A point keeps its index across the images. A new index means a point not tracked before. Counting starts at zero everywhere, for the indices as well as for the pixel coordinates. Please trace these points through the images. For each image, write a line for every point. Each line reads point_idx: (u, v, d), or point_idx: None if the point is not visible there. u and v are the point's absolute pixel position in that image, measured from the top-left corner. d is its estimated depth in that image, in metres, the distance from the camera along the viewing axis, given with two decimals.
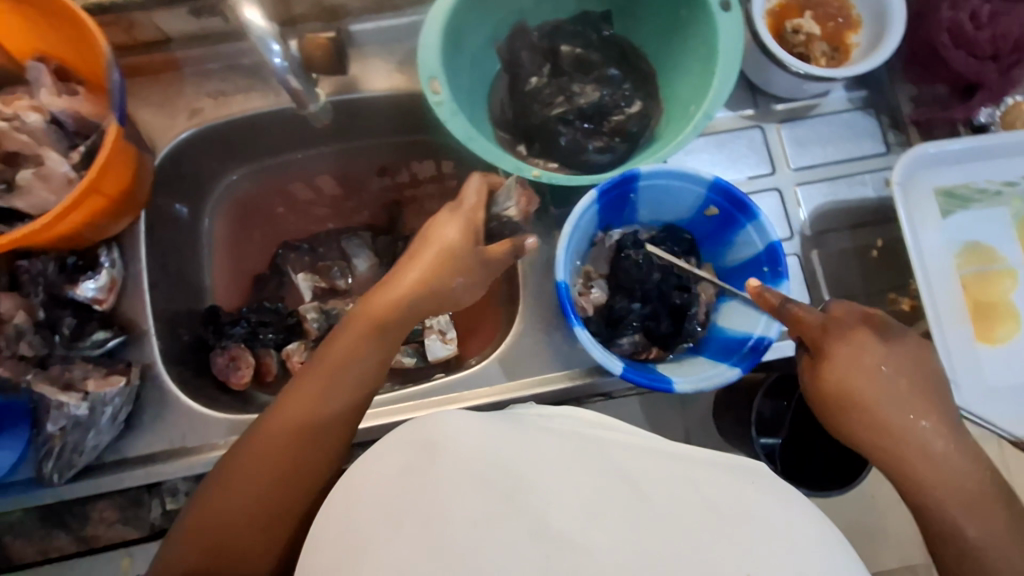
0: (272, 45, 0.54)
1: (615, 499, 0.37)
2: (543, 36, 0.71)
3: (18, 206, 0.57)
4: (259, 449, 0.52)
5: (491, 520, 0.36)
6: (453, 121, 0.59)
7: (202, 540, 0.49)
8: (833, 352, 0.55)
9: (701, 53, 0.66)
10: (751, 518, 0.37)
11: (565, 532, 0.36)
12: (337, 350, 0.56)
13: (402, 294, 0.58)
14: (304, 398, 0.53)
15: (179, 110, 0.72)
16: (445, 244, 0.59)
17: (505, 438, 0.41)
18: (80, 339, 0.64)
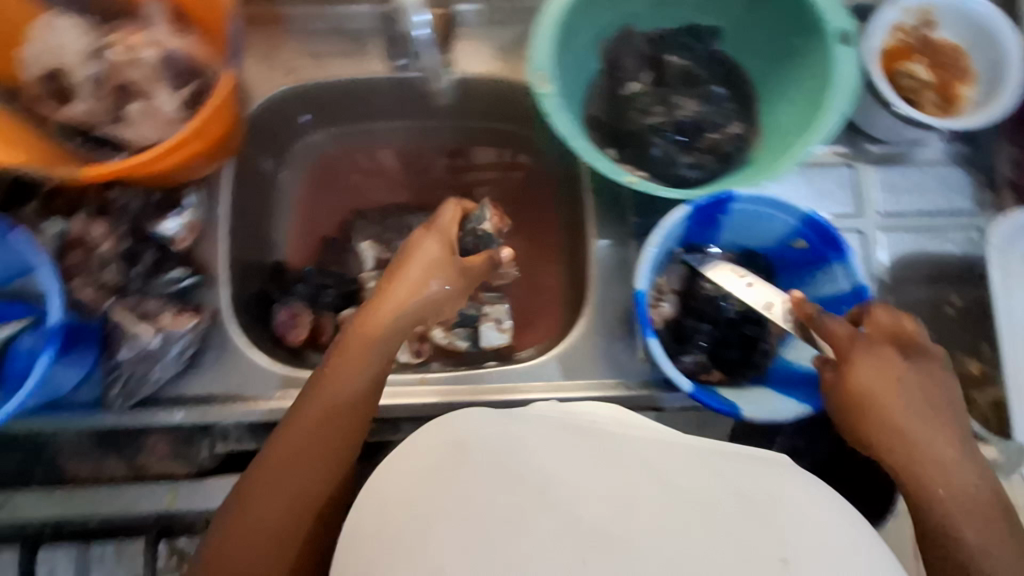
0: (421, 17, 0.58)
1: (640, 489, 0.41)
2: (650, 44, 0.70)
3: (123, 139, 0.58)
4: (267, 477, 0.49)
5: (526, 509, 0.39)
6: (556, 117, 0.58)
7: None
8: (864, 362, 0.53)
9: (812, 83, 0.64)
10: (772, 503, 0.41)
11: (597, 520, 0.39)
12: (338, 362, 0.54)
13: (397, 306, 0.57)
14: (307, 422, 0.52)
15: (278, 65, 0.72)
16: (429, 255, 0.60)
17: (529, 437, 0.44)
18: (158, 275, 0.65)
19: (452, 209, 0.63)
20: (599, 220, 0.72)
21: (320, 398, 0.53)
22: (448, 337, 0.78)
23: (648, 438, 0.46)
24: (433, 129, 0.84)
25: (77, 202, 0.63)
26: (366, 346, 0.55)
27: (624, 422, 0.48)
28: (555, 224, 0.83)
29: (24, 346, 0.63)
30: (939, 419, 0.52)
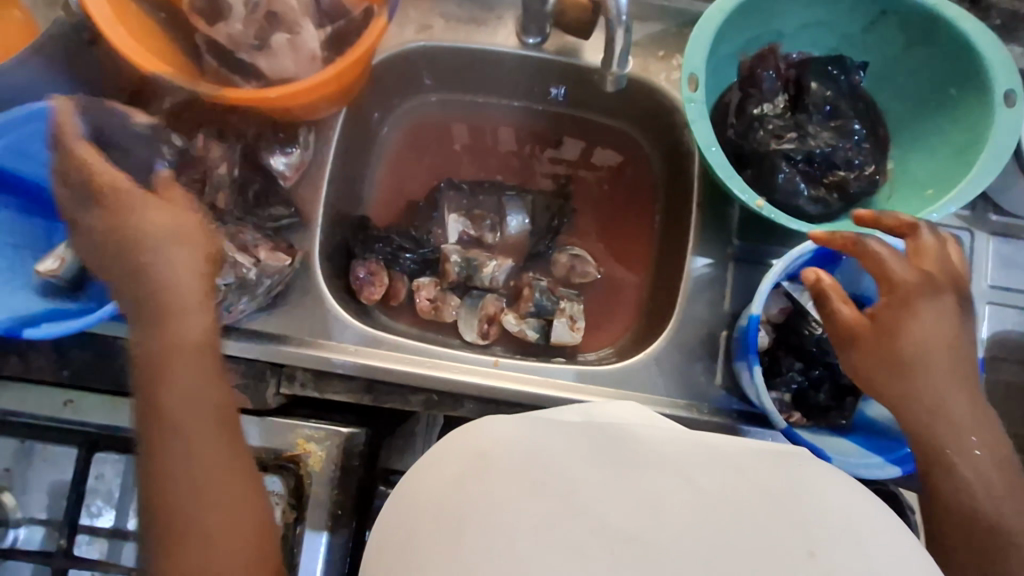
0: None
1: (675, 498, 0.35)
2: (795, 65, 0.68)
3: (261, 66, 0.58)
4: (172, 491, 0.48)
5: (556, 520, 0.34)
6: (698, 124, 0.58)
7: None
8: (915, 305, 0.52)
9: (961, 139, 0.62)
10: (816, 502, 0.36)
11: (629, 530, 0.34)
12: (158, 408, 0.49)
13: (184, 324, 0.51)
14: (175, 433, 0.49)
15: (410, 21, 0.72)
16: (158, 225, 0.51)
17: (533, 435, 0.38)
18: (260, 207, 0.65)
19: (53, 116, 0.50)
20: (701, 236, 0.70)
21: (162, 450, 0.48)
22: (520, 324, 0.74)
23: (671, 434, 0.39)
24: (542, 113, 0.82)
25: (200, 123, 0.65)
26: (169, 382, 0.49)
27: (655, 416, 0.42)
28: (644, 232, 0.81)
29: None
30: (965, 369, 0.52)
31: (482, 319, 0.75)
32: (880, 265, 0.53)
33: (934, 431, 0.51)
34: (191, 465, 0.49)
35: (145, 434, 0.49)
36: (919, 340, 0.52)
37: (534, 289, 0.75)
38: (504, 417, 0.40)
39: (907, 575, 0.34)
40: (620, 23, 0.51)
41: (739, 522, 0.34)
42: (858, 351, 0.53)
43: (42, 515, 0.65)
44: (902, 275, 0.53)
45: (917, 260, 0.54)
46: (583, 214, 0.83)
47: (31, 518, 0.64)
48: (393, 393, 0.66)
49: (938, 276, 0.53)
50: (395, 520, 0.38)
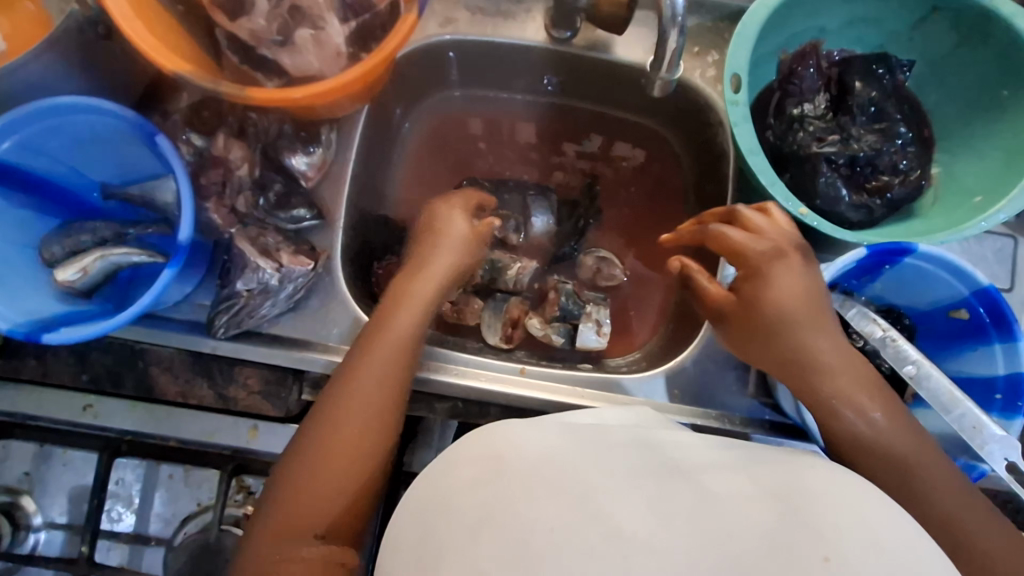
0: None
1: (686, 499, 0.34)
2: (838, 64, 0.65)
3: (285, 63, 0.56)
4: (352, 402, 0.51)
5: (568, 528, 0.32)
6: (741, 128, 0.55)
7: (308, 477, 0.48)
8: (768, 272, 0.53)
9: (1012, 144, 0.59)
10: (840, 509, 0.34)
11: (640, 534, 0.33)
12: (389, 326, 0.55)
13: (422, 281, 0.59)
14: (380, 360, 0.53)
15: (435, 14, 0.69)
16: (458, 241, 0.62)
17: (552, 439, 0.39)
18: (281, 208, 0.62)
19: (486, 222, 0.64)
20: None
21: (358, 363, 0.53)
22: (544, 329, 0.72)
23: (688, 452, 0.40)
24: (569, 110, 0.79)
25: (220, 121, 0.62)
26: (409, 321, 0.56)
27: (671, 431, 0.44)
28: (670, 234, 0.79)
29: (148, 268, 0.62)
30: (827, 317, 0.52)
31: (505, 322, 0.72)
32: (727, 242, 0.55)
33: (812, 384, 0.51)
34: (375, 403, 0.52)
35: (359, 345, 0.55)
36: (777, 303, 0.52)
37: (559, 293, 0.73)
38: (527, 424, 0.40)
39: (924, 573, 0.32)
40: (673, 29, 0.49)
41: (749, 523, 0.33)
42: (731, 328, 0.56)
43: (62, 520, 0.65)
44: (751, 248, 0.54)
45: (754, 230, 0.55)
46: (610, 215, 0.80)
47: (51, 522, 0.65)
48: (418, 400, 0.65)
49: (778, 237, 0.54)
50: (405, 523, 0.37)
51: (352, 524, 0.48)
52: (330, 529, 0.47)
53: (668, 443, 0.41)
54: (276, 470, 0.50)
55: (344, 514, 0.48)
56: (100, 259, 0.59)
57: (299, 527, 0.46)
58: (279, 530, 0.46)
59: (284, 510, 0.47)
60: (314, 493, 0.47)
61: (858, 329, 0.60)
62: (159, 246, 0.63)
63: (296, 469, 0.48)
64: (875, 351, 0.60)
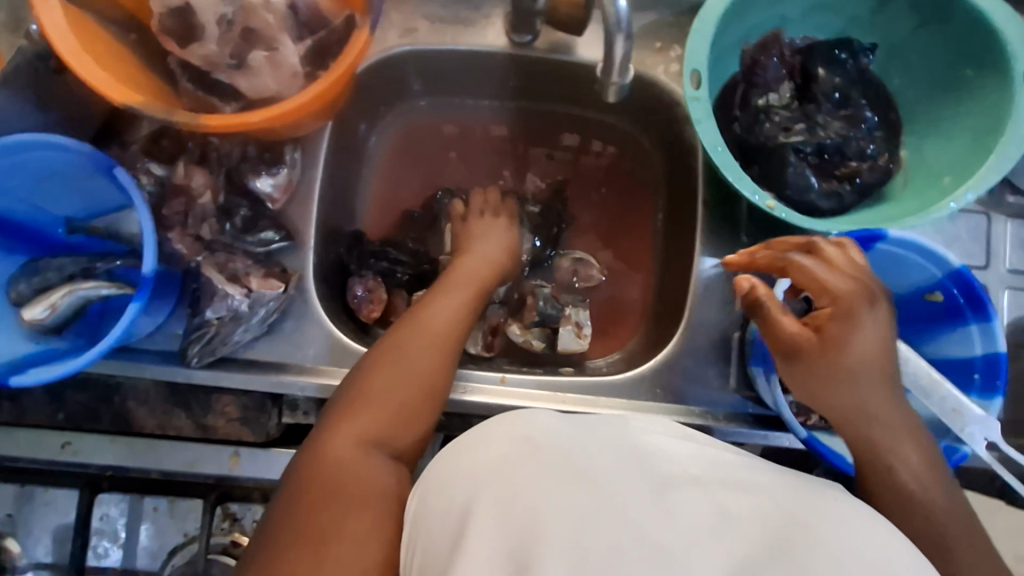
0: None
1: (699, 509, 0.35)
2: (801, 52, 0.65)
3: (240, 86, 0.55)
4: (413, 344, 0.56)
5: (584, 517, 0.35)
6: (703, 124, 0.54)
7: (368, 410, 0.52)
8: (858, 316, 0.48)
9: (978, 124, 0.59)
10: (862, 551, 0.34)
11: (653, 535, 0.34)
12: (451, 284, 0.62)
13: (479, 251, 0.67)
14: (443, 310, 0.59)
15: (394, 25, 0.68)
16: (508, 229, 0.70)
17: (576, 436, 0.42)
18: (249, 232, 0.62)
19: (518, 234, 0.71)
20: (710, 236, 0.67)
21: (422, 312, 0.59)
22: (524, 335, 0.73)
23: (705, 454, 0.42)
24: (538, 113, 0.79)
25: (180, 148, 0.61)
26: (468, 280, 0.63)
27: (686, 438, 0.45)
28: (646, 231, 0.79)
29: (118, 301, 0.62)
30: (896, 380, 0.50)
31: (486, 331, 0.72)
32: (816, 278, 0.50)
33: (858, 431, 0.50)
34: (435, 349, 0.57)
35: (424, 298, 0.61)
36: (858, 354, 0.48)
37: (537, 298, 0.72)
38: (552, 423, 0.44)
39: None
40: (620, 32, 0.48)
41: (762, 540, 0.34)
42: (802, 367, 0.50)
43: (48, 559, 0.64)
44: (840, 286, 0.49)
45: (838, 267, 0.50)
46: (584, 216, 0.80)
47: (37, 562, 0.64)
48: None
49: (862, 276, 0.50)
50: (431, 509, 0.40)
51: (410, 447, 0.53)
52: (392, 446, 0.51)
53: (694, 450, 0.42)
54: (347, 386, 0.54)
55: (405, 436, 0.52)
56: (68, 294, 0.58)
57: (368, 438, 0.50)
58: (352, 435, 0.50)
59: (355, 420, 0.51)
60: (383, 410, 0.52)
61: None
62: (128, 279, 0.62)
63: (369, 387, 0.53)
64: None
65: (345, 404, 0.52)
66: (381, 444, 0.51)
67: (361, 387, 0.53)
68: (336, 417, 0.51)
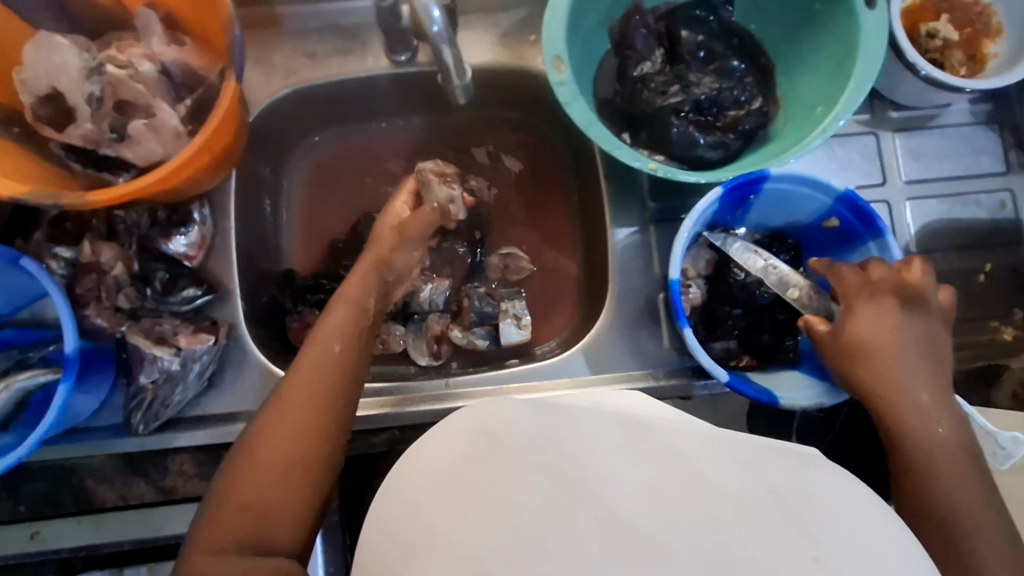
0: (432, 10, 0.48)
1: (679, 486, 0.39)
2: (664, 18, 0.68)
3: (127, 157, 0.57)
4: (288, 392, 0.54)
5: (563, 508, 0.38)
6: (574, 105, 0.57)
7: (248, 471, 0.50)
8: (858, 304, 0.56)
9: (835, 51, 0.62)
10: (821, 502, 0.39)
11: (633, 518, 0.38)
12: (327, 317, 0.58)
13: (384, 240, 0.64)
14: (317, 347, 0.56)
15: (276, 69, 0.70)
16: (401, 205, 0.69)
17: (550, 424, 0.43)
18: (171, 294, 0.64)
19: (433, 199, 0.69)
20: (616, 208, 0.70)
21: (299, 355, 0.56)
22: (467, 337, 0.74)
23: (675, 429, 0.44)
24: (440, 123, 0.82)
25: (85, 228, 0.63)
26: (343, 308, 0.59)
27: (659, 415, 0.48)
28: (565, 214, 0.81)
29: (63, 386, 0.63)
30: (916, 364, 0.54)
31: (429, 340, 0.74)
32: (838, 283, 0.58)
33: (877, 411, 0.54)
34: (312, 393, 0.54)
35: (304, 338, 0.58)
36: (867, 333, 0.54)
37: (472, 298, 0.75)
38: (523, 411, 0.45)
39: (878, 538, 0.38)
40: (445, 45, 0.51)
41: (743, 513, 0.38)
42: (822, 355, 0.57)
43: None
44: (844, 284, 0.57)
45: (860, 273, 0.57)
46: (504, 212, 0.82)
47: None
48: (354, 438, 0.67)
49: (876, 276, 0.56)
50: (402, 500, 0.41)
51: (290, 535, 0.49)
52: (261, 542, 0.48)
53: (660, 426, 0.45)
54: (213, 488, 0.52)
55: (286, 496, 0.50)
56: (5, 389, 0.59)
57: (227, 541, 0.47)
58: (208, 544, 0.47)
59: (212, 526, 0.48)
60: (242, 508, 0.49)
61: (740, 262, 0.62)
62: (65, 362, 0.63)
63: (229, 485, 0.50)
64: (760, 279, 0.62)
65: (209, 507, 0.50)
66: (260, 507, 0.49)
67: (245, 446, 0.52)
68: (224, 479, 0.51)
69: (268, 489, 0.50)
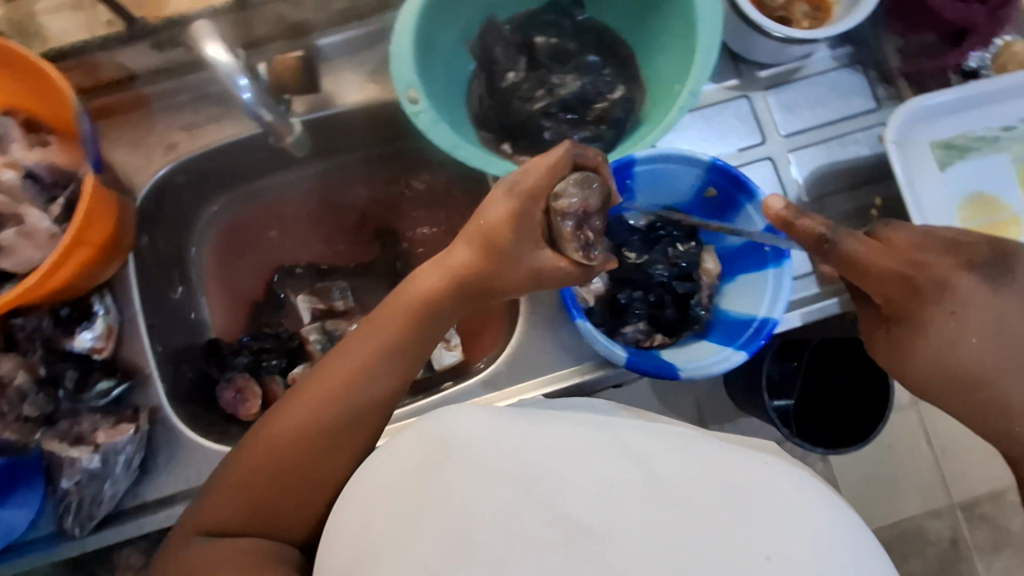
0: (239, 79, 0.52)
1: (635, 484, 0.35)
2: (519, 29, 0.70)
3: (6, 267, 0.57)
4: (324, 382, 0.52)
5: (512, 515, 0.34)
6: (435, 130, 0.58)
7: (260, 458, 0.50)
8: (915, 316, 0.51)
9: (682, 28, 0.63)
10: (783, 496, 0.37)
11: (584, 520, 0.34)
12: (385, 311, 0.54)
13: (505, 262, 0.51)
14: (368, 341, 0.53)
15: (154, 147, 0.71)
16: (529, 220, 0.50)
17: (511, 428, 0.39)
18: (85, 391, 0.64)
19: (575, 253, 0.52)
20: None
21: (351, 344, 0.53)
22: None
23: (637, 433, 0.41)
24: (335, 168, 0.82)
25: None
26: (410, 303, 0.53)
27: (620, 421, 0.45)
28: None
29: None
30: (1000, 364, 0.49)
31: None
32: (857, 267, 0.52)
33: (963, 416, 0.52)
34: (351, 393, 0.51)
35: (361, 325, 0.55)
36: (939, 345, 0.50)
37: None
38: (481, 412, 0.41)
39: (838, 535, 0.35)
40: (261, 107, 0.55)
41: (700, 509, 0.34)
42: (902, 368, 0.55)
43: None
44: (885, 288, 0.52)
45: (895, 250, 0.51)
46: (418, 240, 0.83)
47: None
48: None
49: (931, 262, 0.50)
50: (346, 534, 0.38)
51: (293, 526, 0.50)
52: (260, 531, 0.50)
53: (628, 428, 0.42)
54: (212, 475, 0.53)
55: (291, 490, 0.50)
56: None
57: (220, 525, 0.49)
58: (201, 526, 0.50)
59: (207, 509, 0.50)
60: (237, 497, 0.50)
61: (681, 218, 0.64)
62: None
63: (225, 474, 0.51)
64: (650, 259, 0.65)
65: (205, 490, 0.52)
66: (258, 495, 0.50)
67: (258, 431, 0.52)
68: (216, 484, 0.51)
69: (277, 478, 0.50)
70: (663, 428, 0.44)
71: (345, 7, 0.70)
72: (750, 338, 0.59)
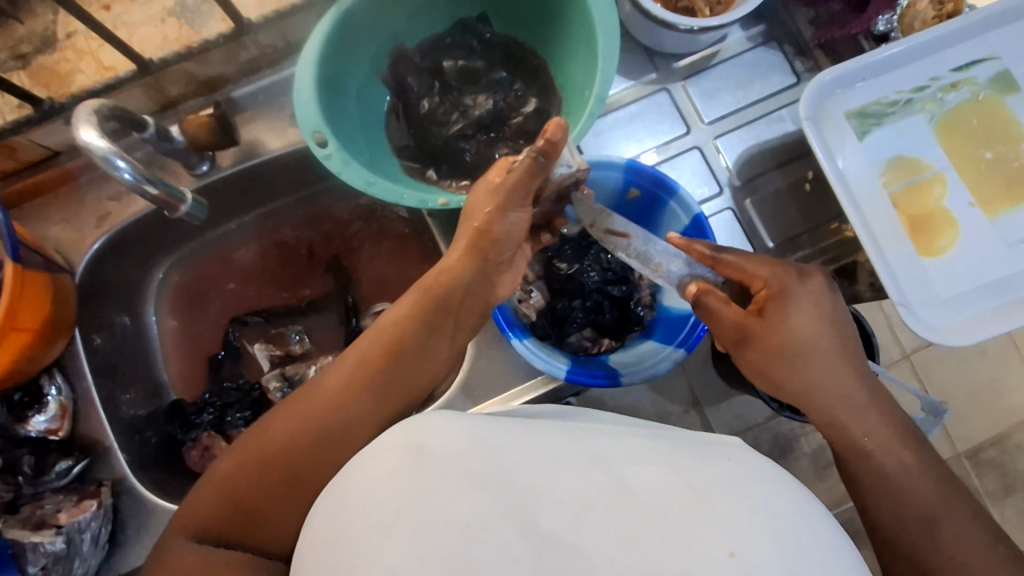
0: (115, 160, 0.53)
1: (607, 492, 0.34)
2: (428, 55, 0.70)
3: None
4: (328, 384, 0.52)
5: (489, 522, 0.32)
6: (347, 171, 0.58)
7: (248, 457, 0.49)
8: (792, 295, 0.52)
9: (584, 35, 0.63)
10: (751, 495, 0.36)
11: (555, 531, 0.32)
12: (396, 308, 0.56)
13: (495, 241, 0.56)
14: (375, 340, 0.54)
15: (86, 220, 0.71)
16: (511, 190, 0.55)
17: (488, 435, 0.38)
18: (44, 473, 0.64)
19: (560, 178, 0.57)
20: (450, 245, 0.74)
21: (359, 343, 0.55)
22: None
23: (608, 441, 0.40)
24: (275, 213, 0.82)
25: None
26: (415, 298, 0.56)
27: (596, 429, 0.44)
28: (423, 257, 0.82)
29: None
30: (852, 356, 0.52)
31: None
32: (740, 269, 0.54)
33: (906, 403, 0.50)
34: (356, 392, 0.51)
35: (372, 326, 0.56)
36: (803, 321, 0.51)
37: None
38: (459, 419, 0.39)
39: (806, 537, 0.35)
40: (145, 181, 0.55)
41: (671, 514, 0.33)
42: (750, 349, 0.52)
43: None
44: (767, 269, 0.53)
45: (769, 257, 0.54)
46: (367, 273, 0.82)
47: None
48: None
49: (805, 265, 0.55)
50: (315, 551, 0.36)
51: (271, 538, 0.48)
52: (234, 536, 0.48)
53: (602, 437, 0.41)
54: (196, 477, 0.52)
55: (272, 493, 0.48)
56: None
57: (196, 526, 0.48)
58: (179, 529, 0.48)
59: (188, 508, 0.49)
60: (217, 494, 0.49)
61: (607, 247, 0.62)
62: None
63: (211, 473, 0.51)
64: (583, 267, 0.66)
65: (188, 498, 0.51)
66: (238, 498, 0.48)
67: (248, 434, 0.52)
68: (194, 495, 0.50)
69: (260, 478, 0.49)
70: (638, 436, 0.43)
71: (254, 55, 0.71)
72: (687, 336, 0.59)
